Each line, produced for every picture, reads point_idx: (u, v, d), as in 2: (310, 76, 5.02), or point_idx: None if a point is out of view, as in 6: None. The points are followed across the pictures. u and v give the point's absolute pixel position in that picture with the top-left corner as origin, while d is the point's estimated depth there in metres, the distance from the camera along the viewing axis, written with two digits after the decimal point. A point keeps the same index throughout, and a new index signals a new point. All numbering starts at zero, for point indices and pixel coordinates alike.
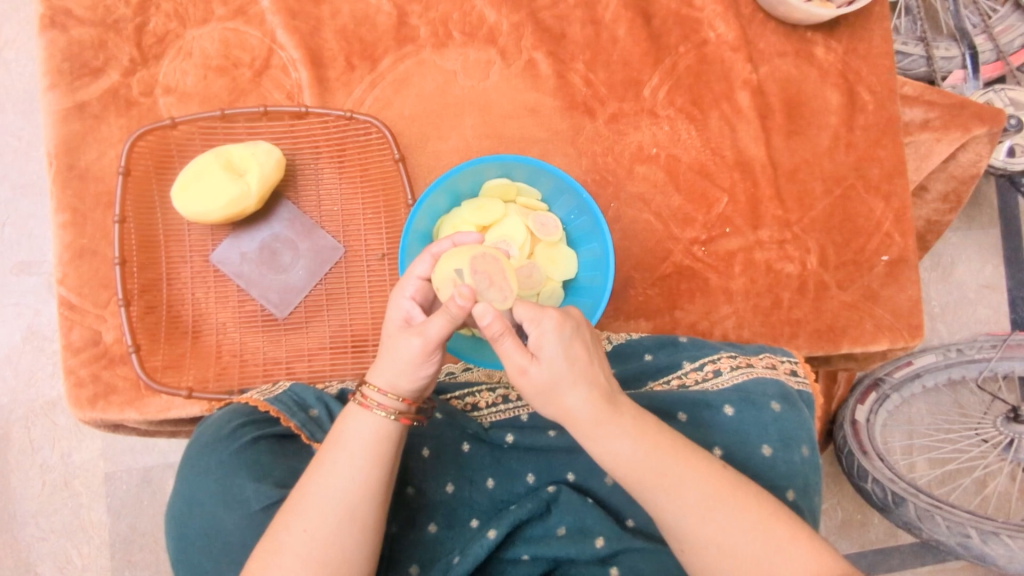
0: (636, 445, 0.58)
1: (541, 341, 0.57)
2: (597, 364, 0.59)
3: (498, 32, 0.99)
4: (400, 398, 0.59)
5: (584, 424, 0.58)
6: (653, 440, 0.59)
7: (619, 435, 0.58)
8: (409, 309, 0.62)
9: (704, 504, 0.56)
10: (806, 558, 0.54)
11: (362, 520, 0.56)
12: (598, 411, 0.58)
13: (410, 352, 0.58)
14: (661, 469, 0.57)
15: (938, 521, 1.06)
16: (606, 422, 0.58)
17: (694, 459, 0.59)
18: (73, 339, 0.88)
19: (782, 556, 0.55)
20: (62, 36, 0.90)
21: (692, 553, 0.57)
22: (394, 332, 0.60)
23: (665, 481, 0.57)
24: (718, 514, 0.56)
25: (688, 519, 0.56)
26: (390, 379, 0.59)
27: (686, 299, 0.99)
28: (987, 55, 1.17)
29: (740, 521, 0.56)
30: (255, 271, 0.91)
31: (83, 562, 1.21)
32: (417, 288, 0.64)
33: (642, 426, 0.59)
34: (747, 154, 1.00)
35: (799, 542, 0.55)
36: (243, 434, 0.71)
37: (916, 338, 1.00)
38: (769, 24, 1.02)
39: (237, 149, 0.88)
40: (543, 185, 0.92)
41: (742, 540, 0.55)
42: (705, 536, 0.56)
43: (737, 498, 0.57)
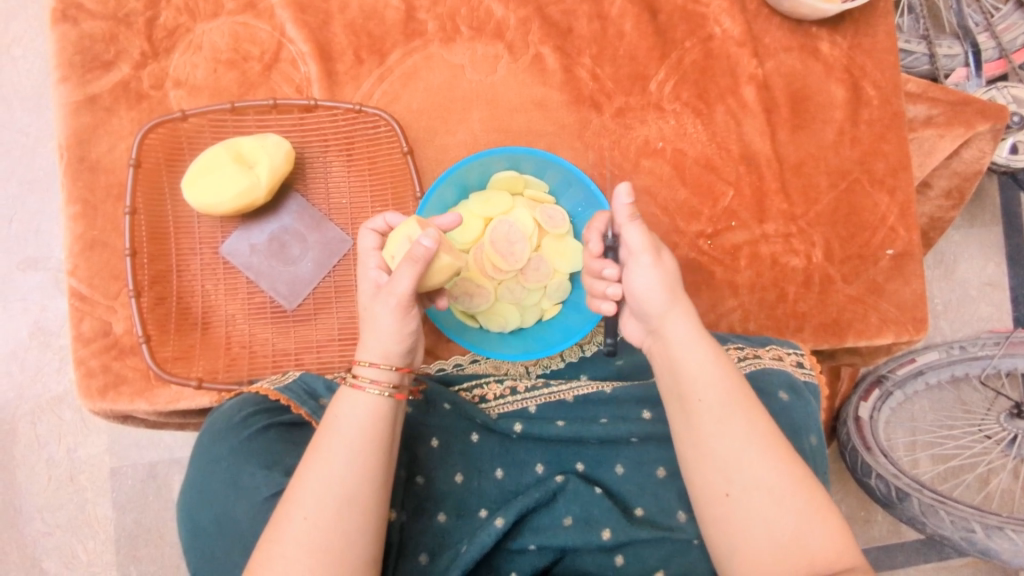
0: (721, 369, 0.63)
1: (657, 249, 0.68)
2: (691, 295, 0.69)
3: (505, 27, 0.99)
4: (393, 366, 0.62)
5: (681, 330, 0.65)
6: (734, 375, 0.64)
7: (710, 355, 0.64)
8: (375, 276, 0.66)
9: (764, 448, 0.60)
10: (835, 527, 0.58)
11: (361, 508, 0.56)
12: (698, 326, 0.66)
13: (390, 313, 0.61)
14: (737, 401, 0.62)
15: (942, 516, 1.07)
16: (701, 338, 0.65)
17: (761, 409, 0.63)
18: (84, 330, 0.89)
19: (818, 521, 0.58)
20: (73, 29, 0.91)
21: (739, 495, 0.59)
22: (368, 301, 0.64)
23: (738, 413, 0.61)
24: (773, 462, 0.60)
25: (748, 458, 0.60)
26: (381, 350, 0.62)
27: (691, 292, 1.00)
28: (989, 53, 1.17)
29: (788, 474, 0.60)
30: (264, 263, 0.92)
31: (89, 556, 1.21)
32: (379, 261, 0.68)
33: (727, 360, 0.64)
34: (753, 148, 1.01)
35: (832, 512, 0.59)
36: (255, 422, 0.72)
37: (920, 332, 1.00)
38: (774, 20, 1.02)
39: (247, 141, 0.88)
40: (551, 178, 0.92)
41: (789, 491, 0.59)
42: (764, 476, 0.59)
43: (788, 454, 0.61)
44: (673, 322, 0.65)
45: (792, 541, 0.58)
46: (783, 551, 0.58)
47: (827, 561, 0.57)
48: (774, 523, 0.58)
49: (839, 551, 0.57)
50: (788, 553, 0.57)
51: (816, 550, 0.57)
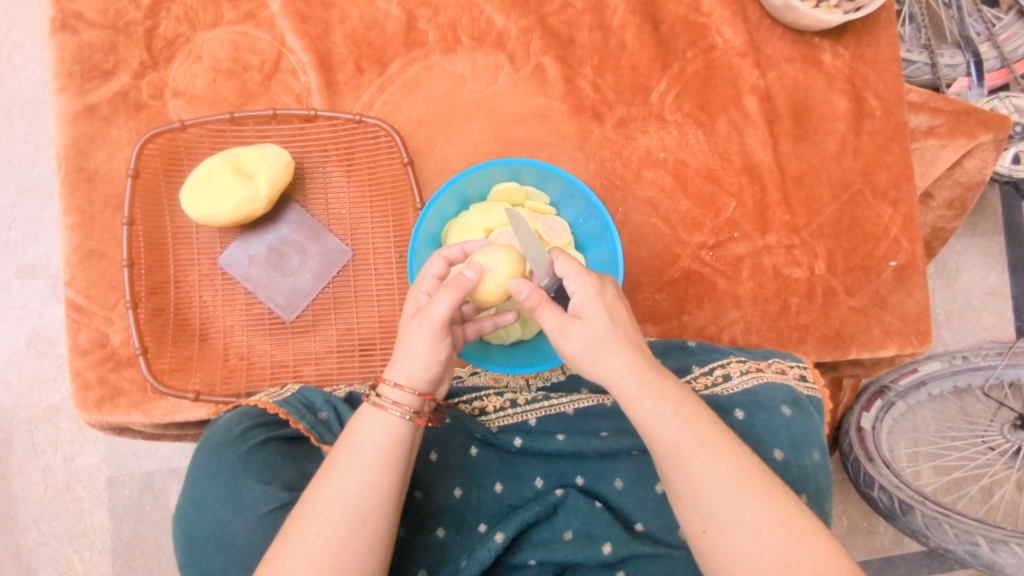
0: (676, 414, 0.59)
1: (583, 302, 0.60)
2: (634, 329, 0.62)
3: (507, 37, 0.99)
4: (415, 392, 0.60)
5: (628, 385, 0.60)
6: (692, 411, 0.60)
7: (662, 399, 0.60)
8: (423, 299, 0.62)
9: (733, 484, 0.57)
10: (826, 551, 0.55)
11: (373, 528, 0.55)
12: (642, 372, 0.60)
13: (423, 338, 0.59)
14: (699, 441, 0.58)
15: (946, 529, 1.05)
16: (648, 385, 0.60)
17: (727, 442, 0.59)
18: (80, 341, 0.88)
19: (804, 547, 0.55)
20: (72, 39, 0.91)
21: (715, 533, 0.57)
22: (407, 321, 0.61)
23: (700, 455, 0.58)
24: (744, 495, 0.57)
25: (717, 496, 0.57)
26: (407, 372, 0.60)
27: (693, 304, 0.99)
28: (991, 62, 1.16)
29: (765, 505, 0.57)
30: (263, 274, 0.91)
31: (85, 567, 1.20)
32: (431, 285, 0.64)
33: (684, 395, 0.61)
34: (755, 159, 1.00)
35: (820, 536, 0.56)
36: (252, 436, 0.71)
37: (924, 344, 1.00)
38: (776, 30, 1.02)
39: (246, 152, 0.88)
40: (551, 189, 0.91)
41: (766, 524, 0.56)
42: (739, 513, 0.56)
43: (765, 482, 0.58)
44: (616, 380, 0.60)
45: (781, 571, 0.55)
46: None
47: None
48: (754, 561, 0.55)
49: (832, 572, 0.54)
50: None
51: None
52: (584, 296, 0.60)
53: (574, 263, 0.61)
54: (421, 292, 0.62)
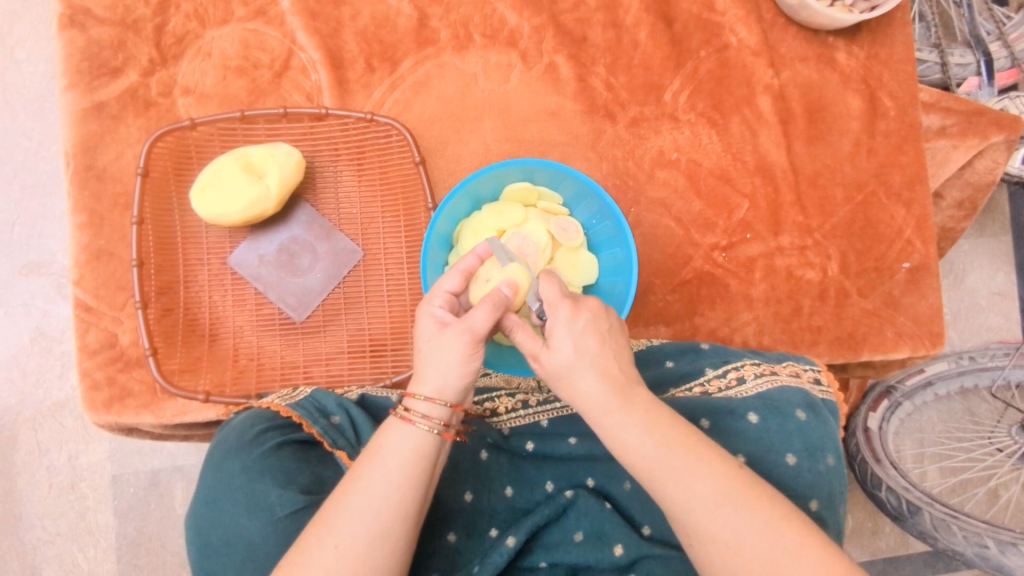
0: (643, 440, 0.57)
1: (554, 330, 0.58)
2: (609, 356, 0.59)
3: (519, 35, 0.98)
4: (447, 404, 0.60)
5: (593, 411, 0.59)
6: (664, 432, 0.58)
7: (628, 424, 0.58)
8: (439, 314, 0.61)
9: (712, 502, 0.56)
10: (817, 564, 0.54)
11: (391, 545, 0.54)
12: (608, 399, 0.58)
13: (459, 351, 0.59)
14: (669, 464, 0.57)
15: (954, 531, 1.05)
16: (615, 412, 0.58)
17: (706, 457, 0.58)
18: (89, 342, 0.87)
19: (790, 560, 0.54)
20: (80, 36, 0.90)
21: (699, 548, 0.57)
22: (433, 337, 0.60)
23: (672, 477, 0.57)
24: (725, 512, 0.56)
25: (694, 515, 0.56)
26: (437, 385, 0.59)
27: (706, 305, 0.98)
28: (1002, 61, 1.15)
29: (750, 520, 0.55)
30: (273, 274, 0.91)
31: (89, 565, 1.20)
32: (444, 300, 0.64)
33: (655, 417, 0.58)
34: (769, 159, 1.00)
35: (809, 544, 0.55)
36: (266, 440, 0.70)
37: (937, 346, 0.99)
38: (790, 29, 1.01)
39: (256, 151, 0.87)
40: (564, 189, 0.91)
41: (750, 539, 0.55)
42: (720, 532, 0.55)
43: (748, 496, 0.56)
44: (582, 404, 0.59)
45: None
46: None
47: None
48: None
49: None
50: None
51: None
52: (553, 323, 0.59)
53: (555, 288, 0.61)
54: (438, 307, 0.61)
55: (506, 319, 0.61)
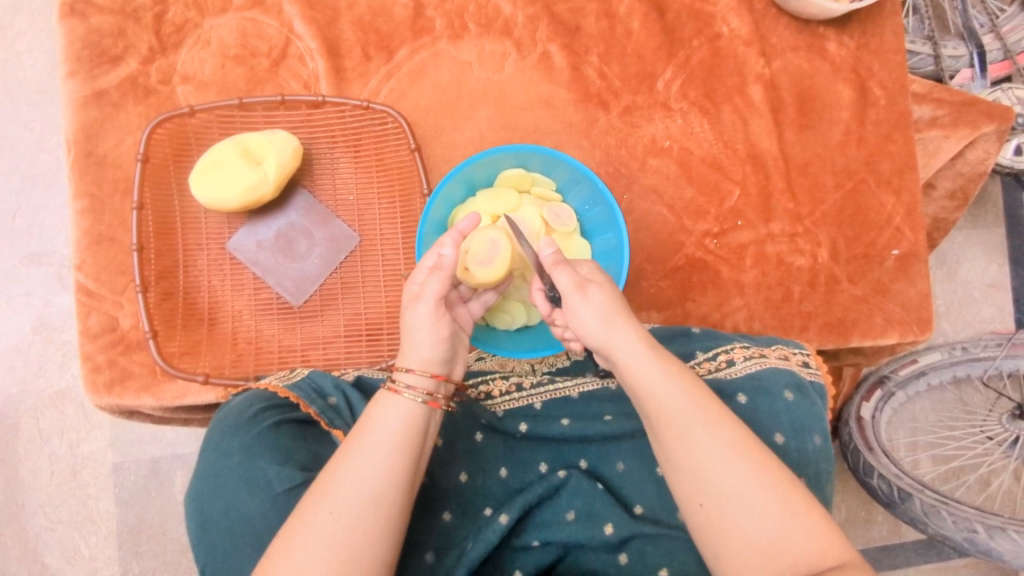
0: (673, 383, 0.61)
1: (586, 284, 0.67)
2: (634, 312, 0.67)
3: (514, 24, 0.99)
4: (429, 373, 0.64)
5: (626, 356, 0.63)
6: (693, 385, 0.62)
7: (663, 368, 0.62)
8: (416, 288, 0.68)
9: (731, 454, 0.58)
10: (814, 525, 0.56)
11: (385, 512, 0.56)
12: (641, 344, 0.64)
13: (424, 317, 0.65)
14: (697, 410, 0.60)
15: (944, 516, 1.06)
16: (647, 355, 0.63)
17: (726, 414, 0.60)
18: (90, 325, 0.89)
19: (796, 522, 0.56)
20: (81, 24, 0.91)
21: (710, 505, 0.57)
22: (408, 308, 0.68)
23: (697, 423, 0.59)
24: (741, 465, 0.58)
25: (713, 465, 0.58)
26: (418, 358, 0.64)
27: (698, 291, 1.00)
28: (994, 54, 1.16)
29: (761, 478, 0.57)
30: (271, 260, 0.92)
31: (91, 552, 1.21)
32: (424, 277, 0.71)
33: (685, 370, 0.63)
34: (760, 148, 1.01)
35: (812, 513, 0.57)
36: (264, 419, 0.72)
37: (925, 332, 1.00)
38: (782, 19, 1.02)
39: (253, 137, 0.88)
40: (558, 175, 0.92)
41: (761, 496, 0.57)
42: (735, 484, 0.57)
43: (762, 455, 0.59)
44: (622, 355, 0.64)
45: (772, 545, 0.55)
46: (764, 555, 0.55)
47: (812, 564, 0.55)
48: (750, 529, 0.56)
49: (823, 552, 0.55)
50: (771, 554, 0.55)
51: (799, 551, 0.55)
52: (583, 280, 0.67)
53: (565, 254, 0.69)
54: (413, 281, 0.69)
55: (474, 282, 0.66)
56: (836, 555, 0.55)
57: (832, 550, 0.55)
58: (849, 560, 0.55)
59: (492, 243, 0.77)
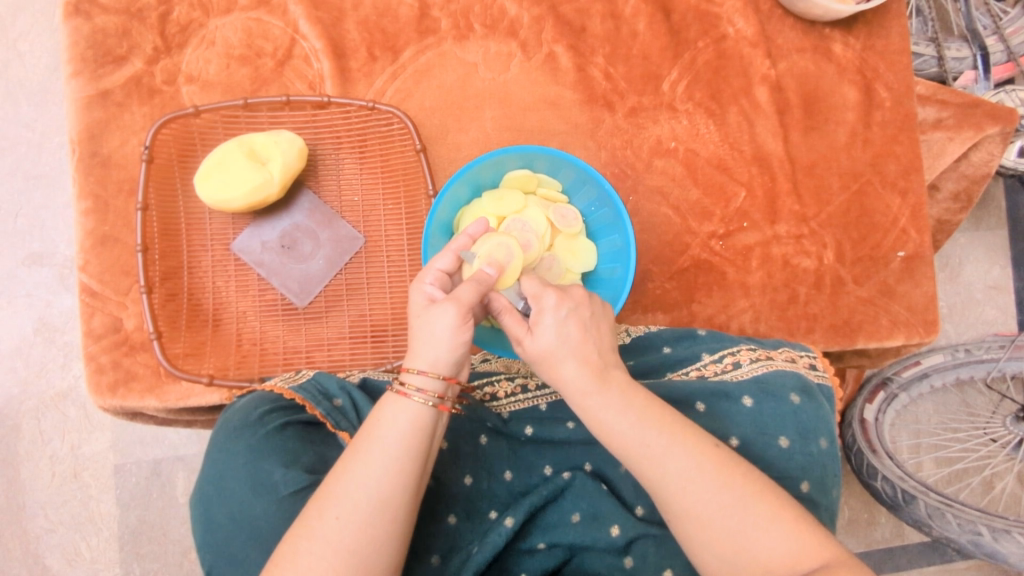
0: (611, 418, 0.59)
1: (539, 318, 0.60)
2: (592, 343, 0.61)
3: (519, 25, 0.99)
4: (440, 376, 0.61)
5: (571, 394, 0.60)
6: (640, 412, 0.59)
7: (604, 408, 0.59)
8: (431, 290, 0.65)
9: (685, 479, 0.57)
10: (786, 535, 0.55)
11: (392, 516, 0.56)
12: (586, 383, 0.59)
13: (448, 322, 0.61)
14: (644, 442, 0.58)
15: (948, 519, 1.05)
16: (592, 395, 0.59)
17: (676, 442, 0.58)
18: (94, 326, 0.88)
19: (758, 532, 0.55)
20: (86, 24, 0.91)
21: (675, 524, 0.58)
22: (422, 311, 0.63)
23: (647, 455, 0.58)
24: (698, 488, 0.57)
25: (669, 492, 0.57)
26: (430, 358, 0.61)
27: (703, 293, 0.99)
28: (998, 56, 1.16)
29: (720, 495, 0.56)
30: (277, 261, 0.92)
31: (92, 553, 1.21)
32: (436, 277, 0.66)
33: (630, 398, 0.60)
34: (766, 149, 1.01)
35: (781, 520, 0.56)
36: (271, 420, 0.72)
37: (931, 333, 1.00)
38: (788, 20, 1.02)
39: (259, 137, 0.88)
40: (564, 176, 0.92)
41: (721, 513, 0.56)
42: (695, 503, 0.56)
43: (721, 474, 0.57)
44: (563, 388, 0.60)
45: (740, 556, 0.55)
46: (733, 566, 0.55)
47: (784, 569, 0.54)
48: (715, 545, 0.56)
49: (794, 558, 0.54)
50: (741, 568, 0.55)
51: (769, 558, 0.55)
52: (539, 312, 0.60)
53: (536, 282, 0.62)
54: (429, 284, 0.64)
55: (495, 301, 0.64)
56: (812, 558, 0.54)
57: (807, 553, 0.54)
58: (829, 559, 0.54)
59: (508, 251, 0.75)
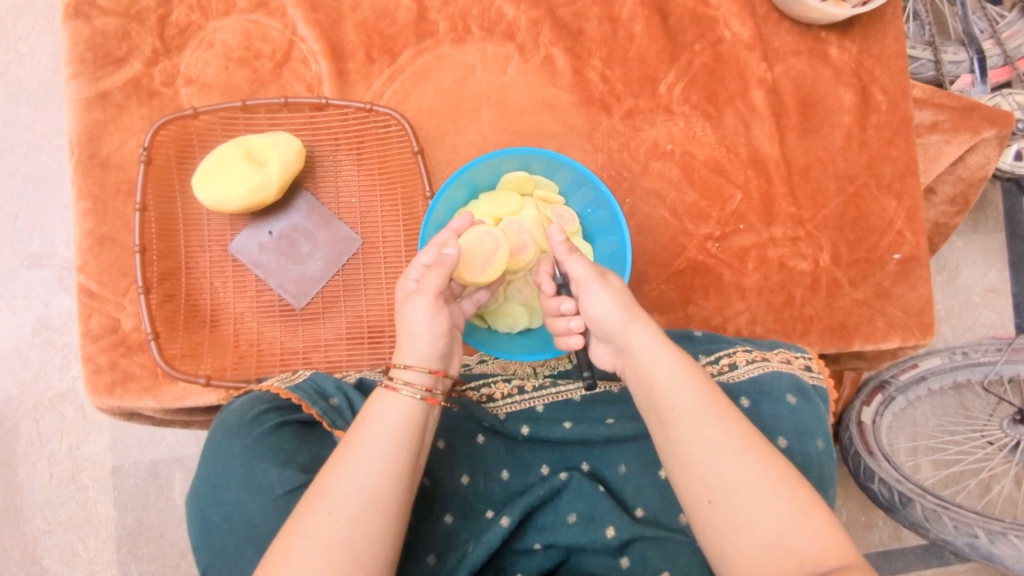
0: (677, 379, 0.62)
1: (593, 286, 0.67)
2: (640, 312, 0.68)
3: (516, 27, 1.00)
4: (426, 369, 0.64)
5: (641, 360, 0.64)
6: (700, 382, 0.62)
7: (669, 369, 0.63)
8: (412, 285, 0.67)
9: (734, 455, 0.58)
10: (822, 526, 0.56)
11: (384, 510, 0.56)
12: (650, 345, 0.64)
13: (424, 314, 0.64)
14: (703, 411, 0.60)
15: (945, 521, 1.06)
16: (656, 354, 0.64)
17: (725, 418, 0.60)
18: (92, 327, 0.88)
19: (798, 519, 0.56)
20: (85, 26, 0.91)
21: (714, 505, 0.57)
22: (403, 306, 0.66)
23: (701, 425, 0.60)
24: (750, 463, 0.58)
25: (717, 467, 0.58)
26: (415, 353, 0.64)
27: (699, 294, 1.00)
28: (994, 59, 1.16)
29: (768, 473, 0.58)
30: (274, 261, 0.92)
31: (90, 554, 1.21)
32: (421, 271, 0.68)
33: (690, 367, 0.64)
34: (762, 151, 1.01)
35: (818, 512, 0.57)
36: (266, 420, 0.72)
37: (927, 335, 1.00)
38: (784, 23, 1.03)
39: (257, 138, 0.89)
40: (561, 178, 0.92)
41: (766, 492, 0.57)
42: (746, 477, 0.57)
43: (767, 454, 0.59)
44: (626, 351, 0.65)
45: (778, 542, 0.55)
46: (769, 553, 0.55)
47: (815, 561, 0.54)
48: (760, 524, 0.56)
49: (828, 550, 0.55)
50: (776, 555, 0.55)
51: (804, 548, 0.55)
52: (593, 281, 0.68)
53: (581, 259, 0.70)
54: (410, 278, 0.67)
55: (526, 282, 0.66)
56: (840, 554, 0.55)
57: (835, 548, 0.55)
58: (852, 561, 0.54)
59: (494, 241, 0.77)
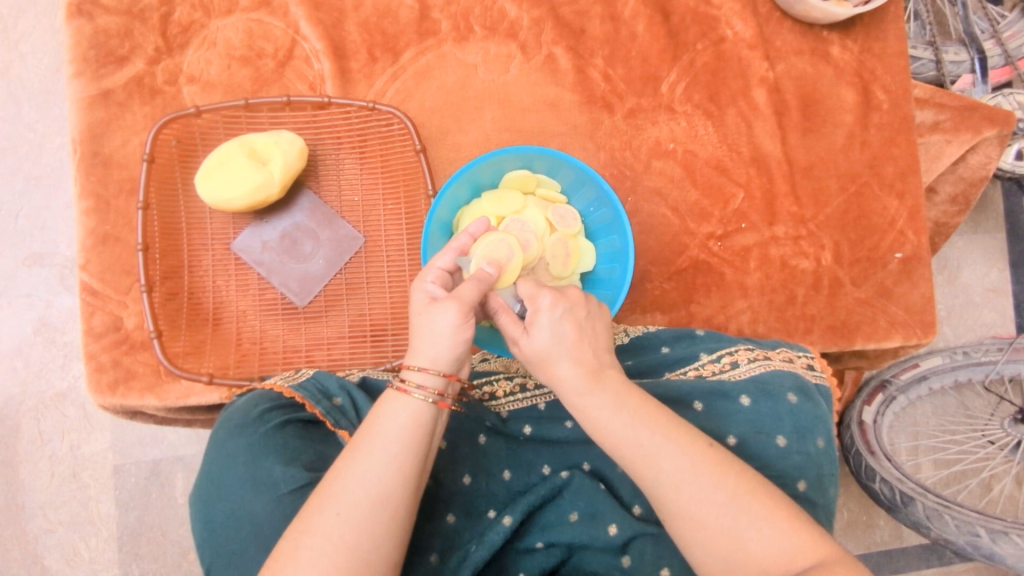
0: (606, 417, 0.60)
1: (536, 317, 0.61)
2: (587, 342, 0.61)
3: (519, 26, 1.00)
4: (441, 373, 0.61)
5: (567, 394, 0.61)
6: (634, 413, 0.60)
7: (599, 407, 0.60)
8: (432, 289, 0.65)
9: (680, 478, 0.57)
10: (784, 531, 0.55)
11: (391, 512, 0.56)
12: (581, 382, 0.60)
13: (451, 320, 0.61)
14: (637, 442, 0.58)
15: (947, 520, 1.05)
16: (587, 394, 0.60)
17: (675, 439, 0.59)
18: (94, 325, 0.88)
19: (754, 531, 0.55)
20: (88, 24, 0.91)
21: (671, 522, 0.58)
22: (424, 309, 0.63)
23: (639, 455, 0.58)
24: (693, 487, 0.57)
25: (665, 491, 0.57)
26: (431, 356, 0.62)
27: (701, 293, 1.00)
28: (995, 59, 1.16)
29: (714, 494, 0.56)
30: (277, 260, 0.92)
31: (90, 554, 1.21)
32: (438, 276, 0.67)
33: (624, 397, 0.60)
34: (764, 150, 1.01)
35: (775, 518, 0.56)
36: (271, 418, 0.72)
37: (929, 334, 1.00)
38: (786, 23, 1.03)
39: (260, 137, 0.89)
40: (563, 177, 0.92)
41: (715, 512, 0.56)
42: (690, 503, 0.56)
43: (715, 472, 0.57)
44: (558, 388, 0.61)
45: (734, 555, 0.55)
46: (727, 564, 0.55)
47: (778, 567, 0.54)
48: (712, 541, 0.56)
49: (790, 556, 0.54)
50: (736, 567, 0.55)
51: (762, 557, 0.55)
52: (535, 311, 0.61)
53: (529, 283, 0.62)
54: (431, 282, 0.64)
55: (492, 299, 0.65)
56: (806, 557, 0.54)
57: (801, 552, 0.54)
58: (826, 558, 0.54)
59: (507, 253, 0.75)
